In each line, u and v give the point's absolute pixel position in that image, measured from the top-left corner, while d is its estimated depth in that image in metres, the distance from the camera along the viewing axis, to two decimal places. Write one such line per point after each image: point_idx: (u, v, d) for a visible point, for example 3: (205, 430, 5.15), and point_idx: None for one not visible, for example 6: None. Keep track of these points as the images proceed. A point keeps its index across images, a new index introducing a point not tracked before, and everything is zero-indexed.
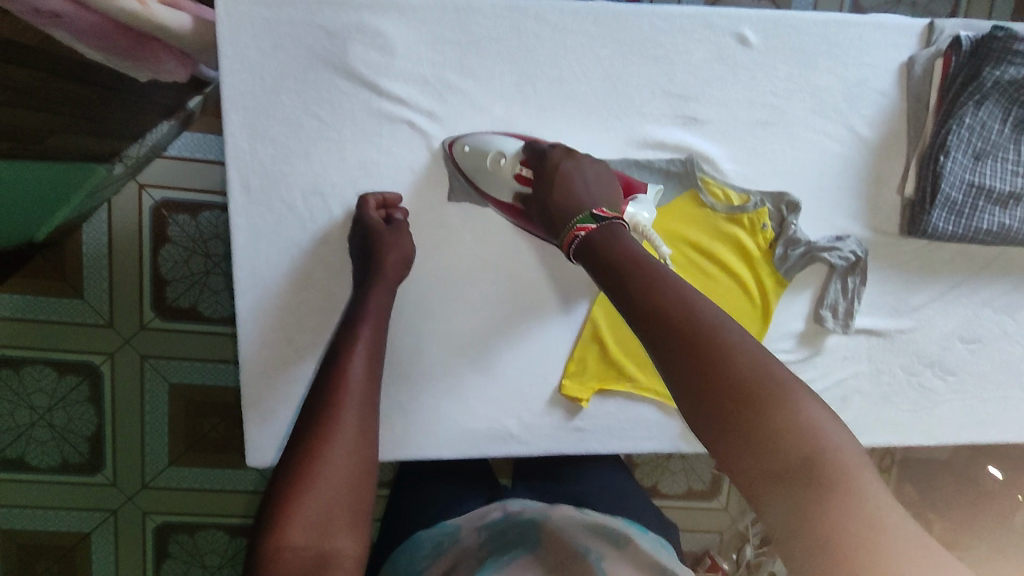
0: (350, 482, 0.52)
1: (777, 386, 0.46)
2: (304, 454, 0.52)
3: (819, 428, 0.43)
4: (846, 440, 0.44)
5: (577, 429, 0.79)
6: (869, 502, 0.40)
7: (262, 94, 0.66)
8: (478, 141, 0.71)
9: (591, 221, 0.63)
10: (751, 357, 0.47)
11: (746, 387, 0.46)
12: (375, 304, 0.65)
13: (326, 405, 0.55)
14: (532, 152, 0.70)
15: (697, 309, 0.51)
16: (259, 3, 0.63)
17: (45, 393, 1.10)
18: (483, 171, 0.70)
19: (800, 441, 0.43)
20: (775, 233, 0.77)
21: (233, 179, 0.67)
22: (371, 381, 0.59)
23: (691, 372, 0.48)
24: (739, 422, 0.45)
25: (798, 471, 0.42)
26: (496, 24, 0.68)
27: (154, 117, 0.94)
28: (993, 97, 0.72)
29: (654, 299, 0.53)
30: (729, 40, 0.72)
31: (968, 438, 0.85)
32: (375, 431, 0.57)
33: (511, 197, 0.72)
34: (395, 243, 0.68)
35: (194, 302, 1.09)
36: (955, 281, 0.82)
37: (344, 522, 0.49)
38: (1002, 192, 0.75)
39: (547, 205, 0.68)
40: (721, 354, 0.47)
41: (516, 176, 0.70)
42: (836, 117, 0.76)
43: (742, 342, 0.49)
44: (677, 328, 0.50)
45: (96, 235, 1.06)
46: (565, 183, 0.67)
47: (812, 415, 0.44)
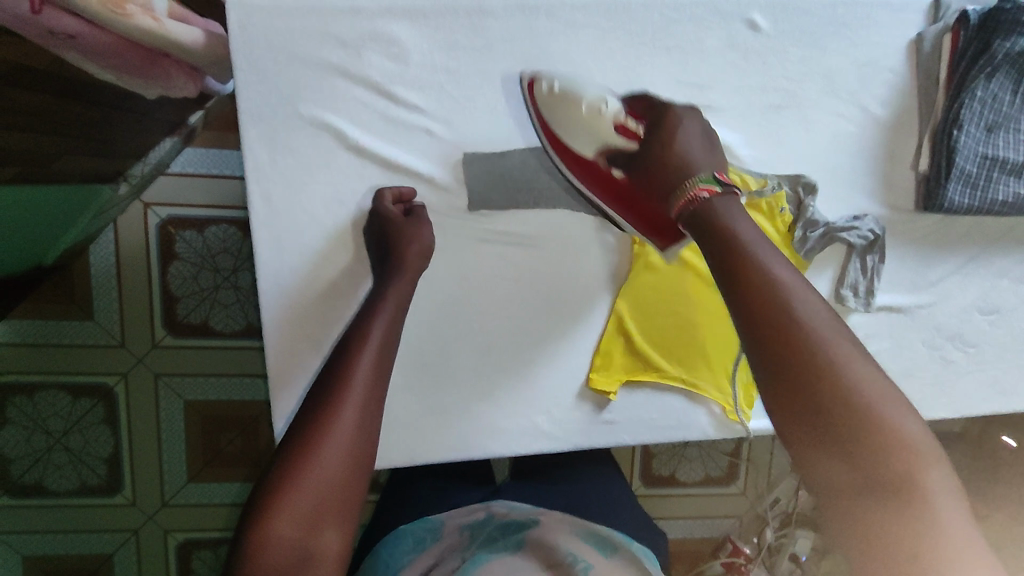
0: (341, 478, 0.50)
1: (879, 403, 0.45)
2: (302, 446, 0.50)
3: (912, 449, 0.43)
4: (939, 467, 0.43)
5: (606, 422, 0.79)
6: (951, 534, 0.40)
7: (279, 106, 0.66)
8: (578, 84, 0.70)
9: (714, 182, 0.60)
10: (855, 369, 0.46)
11: (849, 401, 0.45)
12: (394, 293, 0.64)
13: (326, 396, 0.53)
14: (638, 111, 0.71)
15: (802, 308, 0.49)
16: (272, 15, 0.63)
17: (60, 416, 1.09)
18: (574, 114, 0.69)
19: (897, 464, 0.43)
20: (793, 216, 0.77)
21: (254, 192, 0.67)
22: (378, 374, 0.57)
23: (791, 374, 0.47)
24: (839, 434, 0.44)
25: (889, 493, 0.42)
26: (509, 24, 0.69)
27: (158, 134, 0.94)
28: (1003, 69, 0.73)
29: (762, 292, 0.50)
30: (740, 27, 0.72)
31: (992, 409, 0.86)
32: (376, 423, 0.55)
33: (595, 150, 0.71)
34: (416, 234, 0.68)
35: (205, 317, 1.08)
36: (972, 254, 0.82)
37: (331, 519, 0.49)
38: (1016, 163, 0.76)
39: (654, 159, 0.66)
40: (825, 362, 0.46)
41: (615, 125, 0.70)
42: (848, 97, 0.77)
43: (849, 351, 0.47)
44: (784, 327, 0.48)
45: (104, 255, 1.05)
46: (677, 140, 0.67)
47: (909, 433, 0.44)
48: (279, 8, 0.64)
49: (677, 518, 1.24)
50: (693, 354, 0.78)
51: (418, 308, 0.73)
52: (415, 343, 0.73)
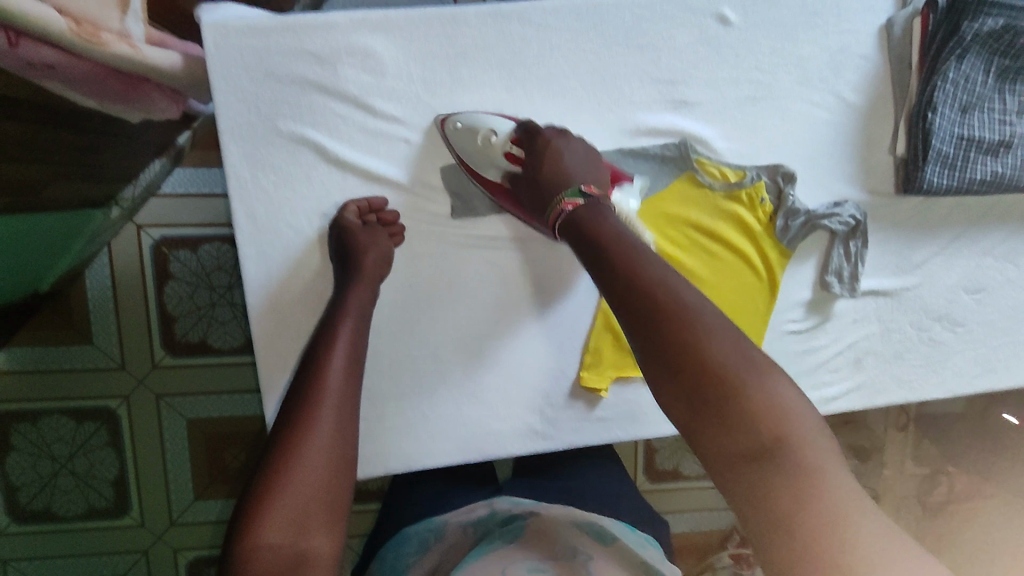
0: (325, 480, 0.50)
1: (747, 366, 0.45)
2: (280, 453, 0.51)
3: (785, 408, 0.43)
4: (809, 421, 0.43)
5: (600, 419, 0.80)
6: (824, 483, 0.40)
7: (259, 124, 0.67)
8: (472, 117, 0.70)
9: (579, 196, 0.63)
10: (726, 337, 0.46)
11: (720, 369, 0.45)
12: (354, 301, 0.65)
13: (302, 405, 0.54)
14: (523, 133, 0.70)
15: (668, 283, 0.50)
16: (246, 34, 0.64)
17: (64, 441, 1.10)
18: (471, 146, 0.70)
19: (770, 424, 0.42)
20: (774, 205, 0.78)
21: (238, 210, 0.68)
22: (351, 381, 0.58)
23: (663, 354, 0.47)
24: (712, 403, 0.44)
25: (767, 455, 0.42)
26: (481, 30, 0.69)
27: (146, 156, 0.95)
28: (974, 50, 0.73)
29: (634, 276, 0.52)
30: (711, 21, 0.73)
31: (983, 386, 0.86)
32: (353, 428, 0.55)
33: (500, 176, 0.72)
34: (372, 242, 0.68)
35: (203, 335, 1.09)
36: (955, 234, 0.83)
37: (320, 522, 0.48)
38: (992, 142, 0.77)
39: (536, 179, 0.68)
40: (691, 334, 0.47)
41: (506, 153, 0.70)
42: (822, 86, 0.78)
43: (712, 315, 0.48)
44: (654, 310, 0.49)
45: (100, 279, 1.06)
46: (555, 160, 0.68)
47: (781, 394, 0.44)
48: (256, 28, 0.64)
49: (683, 512, 1.25)
50: None
51: (409, 316, 0.74)
52: (407, 350, 0.74)
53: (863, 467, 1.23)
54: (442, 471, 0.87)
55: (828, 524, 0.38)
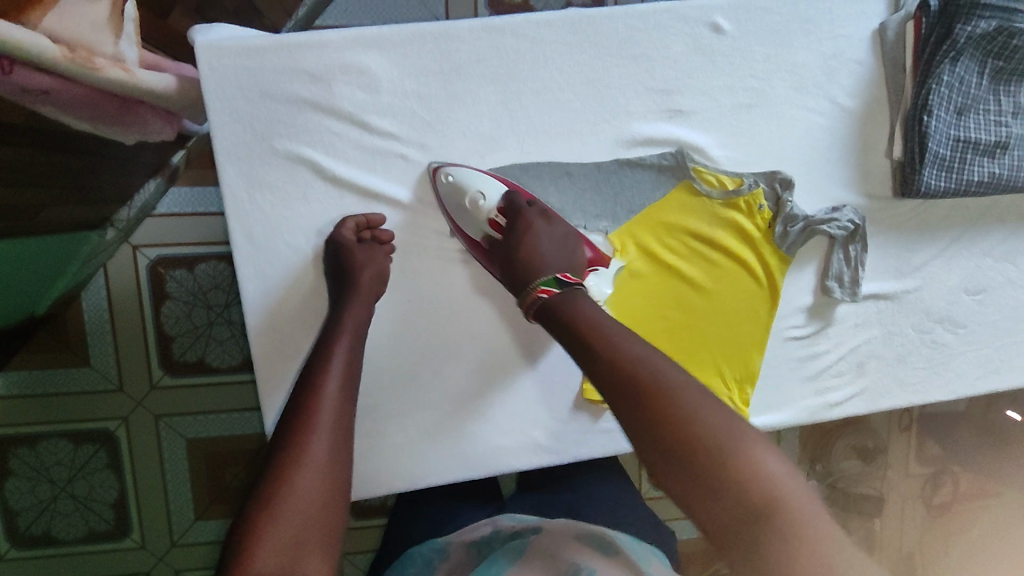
0: (320, 503, 0.50)
1: (733, 436, 0.44)
2: (274, 476, 0.50)
3: (774, 477, 0.42)
4: (801, 490, 0.42)
5: (604, 430, 0.79)
6: (822, 546, 0.39)
7: (255, 144, 0.67)
8: (465, 175, 0.70)
9: (554, 285, 0.64)
10: (707, 406, 0.46)
11: (706, 441, 0.44)
12: (351, 320, 0.64)
13: (297, 427, 0.53)
14: (510, 205, 0.71)
15: (646, 359, 0.50)
16: (240, 55, 0.64)
17: (63, 465, 1.09)
18: (458, 205, 0.71)
19: (763, 495, 0.41)
20: (772, 212, 0.78)
21: (235, 231, 0.68)
22: (345, 401, 0.57)
23: (646, 434, 0.46)
24: (700, 481, 0.43)
25: (762, 524, 0.40)
26: (475, 45, 0.69)
27: (140, 177, 0.95)
28: (967, 53, 0.74)
29: (613, 353, 0.51)
30: (704, 30, 0.73)
31: (987, 387, 0.86)
32: (349, 450, 0.55)
33: (480, 237, 0.73)
34: (369, 259, 0.68)
35: (201, 354, 1.09)
36: (954, 236, 0.83)
37: (315, 547, 0.47)
38: (988, 143, 0.77)
39: (511, 257, 0.69)
40: (674, 406, 0.46)
41: (489, 220, 0.71)
42: (817, 91, 0.78)
43: (694, 387, 0.48)
44: (636, 390, 0.48)
45: (96, 300, 1.05)
46: (534, 243, 0.69)
47: (769, 466, 0.43)
48: (250, 47, 0.64)
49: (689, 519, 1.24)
50: (689, 348, 0.78)
51: (410, 332, 0.74)
52: (408, 366, 0.74)
53: (868, 469, 1.22)
54: (446, 487, 0.86)
55: None
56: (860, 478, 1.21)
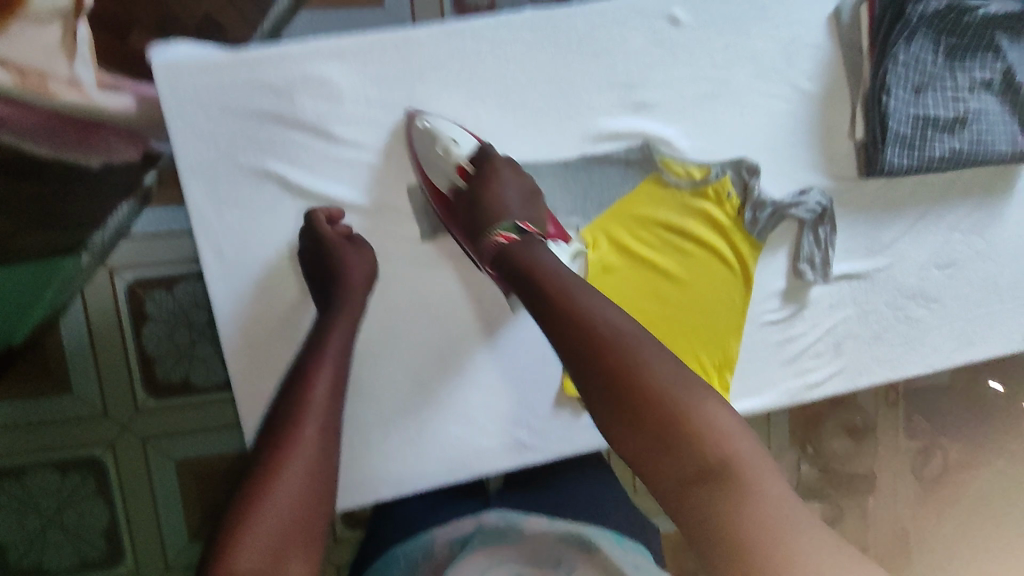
0: (304, 502, 0.50)
1: (686, 394, 0.50)
2: (260, 476, 0.50)
3: (721, 429, 0.48)
4: (746, 440, 0.48)
5: (586, 425, 0.79)
6: (764, 495, 0.45)
7: (219, 160, 0.67)
8: (440, 123, 0.69)
9: (513, 230, 0.65)
10: (662, 367, 0.51)
11: (661, 399, 0.49)
12: (345, 324, 0.64)
13: (284, 426, 0.54)
14: (480, 156, 0.70)
15: (607, 320, 0.53)
16: (200, 72, 0.65)
17: (51, 495, 1.05)
18: (429, 151, 0.70)
19: (712, 446, 0.47)
20: (741, 199, 0.79)
21: (204, 248, 0.68)
22: (334, 398, 0.57)
23: (609, 393, 0.51)
24: (663, 442, 0.48)
25: (712, 476, 0.46)
26: (436, 49, 0.70)
27: (113, 200, 0.93)
28: (921, 31, 0.75)
29: (574, 313, 0.54)
30: (663, 23, 0.74)
31: (961, 359, 0.88)
32: (336, 454, 0.54)
33: (447, 186, 0.71)
34: (360, 260, 0.68)
35: (186, 375, 1.07)
36: (921, 212, 0.84)
37: (300, 547, 0.48)
38: (947, 119, 0.78)
39: (474, 206, 0.68)
40: (634, 368, 0.50)
41: (458, 169, 0.70)
42: (778, 77, 0.79)
43: (650, 348, 0.52)
44: (598, 353, 0.52)
45: (75, 321, 0.99)
46: (498, 191, 0.68)
47: (717, 418, 0.49)
48: (210, 64, 0.65)
49: None
50: (671, 338, 0.79)
51: (387, 338, 0.74)
52: (388, 372, 0.74)
53: (860, 447, 1.23)
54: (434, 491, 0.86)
55: (775, 533, 0.42)
56: (851, 456, 1.22)
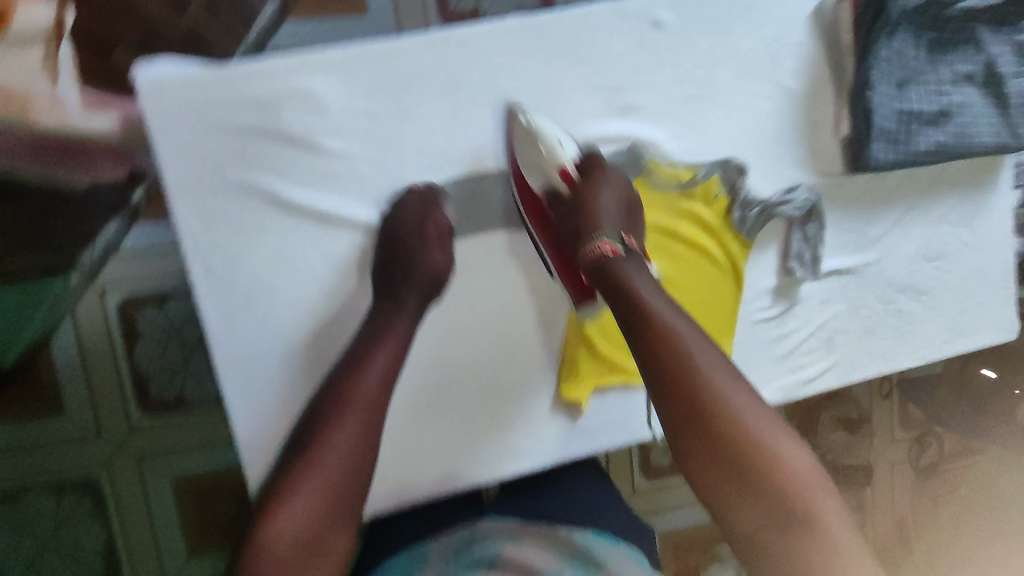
0: (328, 489, 0.61)
1: (767, 442, 0.60)
2: (302, 460, 0.63)
3: (795, 474, 0.59)
4: (816, 484, 0.59)
5: (582, 429, 0.80)
6: (830, 536, 0.57)
7: (205, 176, 0.67)
8: (542, 123, 0.73)
9: (618, 242, 0.68)
10: (749, 418, 0.60)
11: (746, 448, 0.59)
12: (401, 321, 0.69)
13: (326, 418, 0.64)
14: (584, 160, 0.74)
15: (703, 369, 0.61)
16: (184, 90, 0.65)
17: (47, 517, 1.07)
18: (531, 149, 0.73)
19: (787, 489, 0.58)
20: (728, 198, 0.79)
21: (193, 265, 0.67)
22: (381, 395, 0.66)
23: (699, 436, 0.60)
24: (744, 483, 0.59)
25: (784, 516, 0.57)
26: (420, 59, 0.70)
27: (96, 218, 0.93)
28: (903, 28, 0.77)
29: (673, 360, 0.61)
30: (647, 26, 0.75)
31: (951, 350, 0.89)
32: (367, 460, 0.64)
33: (541, 186, 0.74)
34: (429, 256, 0.71)
35: (180, 392, 1.05)
36: (908, 206, 0.85)
37: (324, 525, 0.61)
38: (931, 113, 0.79)
39: (576, 210, 0.73)
40: (723, 417, 0.60)
41: (559, 170, 0.73)
42: (762, 76, 0.79)
43: (740, 398, 0.61)
44: (692, 401, 0.60)
45: (66, 347, 1.01)
46: (594, 199, 0.71)
47: (791, 465, 0.59)
48: (193, 81, 0.65)
49: (683, 506, 1.24)
50: None
51: None
52: None
53: (855, 439, 1.24)
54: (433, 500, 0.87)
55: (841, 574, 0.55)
56: (845, 449, 1.23)
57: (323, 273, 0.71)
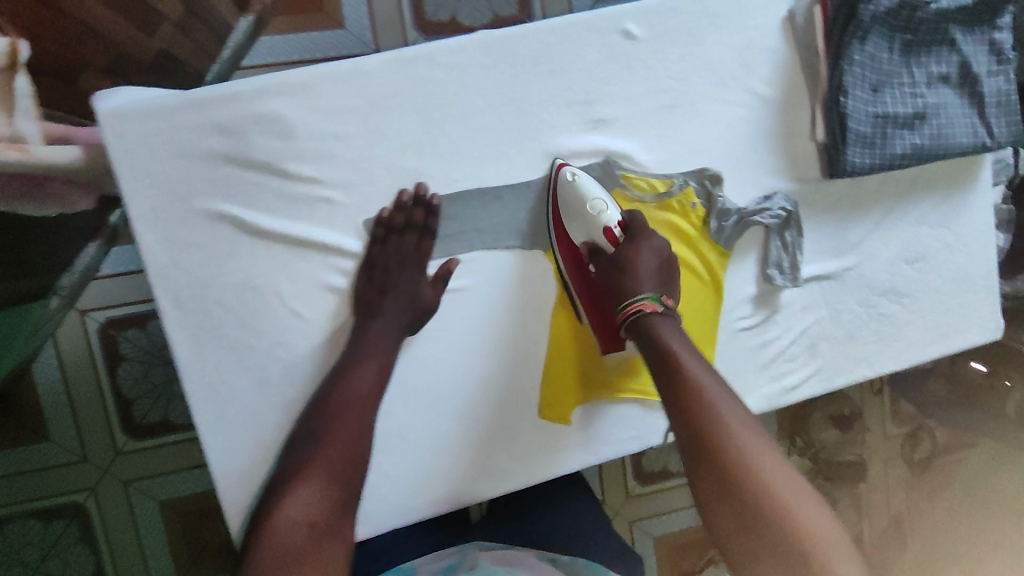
0: (331, 476, 0.64)
1: (793, 507, 0.57)
2: (307, 449, 0.66)
3: (818, 541, 0.56)
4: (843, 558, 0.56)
5: (564, 446, 0.77)
6: None
7: (172, 205, 0.66)
8: (587, 181, 0.73)
9: (659, 303, 0.69)
10: (775, 480, 0.59)
11: (767, 510, 0.57)
12: (376, 332, 0.70)
13: (324, 412, 0.67)
14: (628, 220, 0.73)
15: (729, 426, 0.61)
16: (147, 119, 0.64)
17: (34, 545, 1.05)
18: (576, 205, 0.72)
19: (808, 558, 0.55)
20: (705, 208, 0.79)
21: (162, 295, 0.67)
22: (375, 393, 0.68)
23: (721, 492, 0.59)
24: (757, 536, 0.57)
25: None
26: (388, 78, 0.69)
27: (76, 240, 0.91)
28: (875, 30, 0.76)
29: (701, 415, 0.62)
30: (617, 37, 0.74)
31: (936, 351, 0.88)
32: (364, 455, 0.67)
33: (585, 244, 0.74)
34: (409, 284, 0.71)
35: (165, 413, 1.06)
36: (887, 209, 0.84)
37: (326, 510, 0.63)
38: (907, 115, 0.78)
39: (615, 266, 0.71)
40: (747, 476, 0.59)
41: (603, 229, 0.72)
42: (736, 84, 0.78)
43: (767, 460, 0.60)
44: (715, 454, 0.60)
45: (48, 370, 1.02)
46: (634, 258, 0.71)
47: (815, 533, 0.56)
48: (155, 109, 0.64)
49: (677, 511, 1.23)
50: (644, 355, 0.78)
51: None
52: None
53: (849, 436, 1.24)
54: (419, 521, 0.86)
55: None
56: (839, 446, 1.23)
57: (292, 301, 0.70)
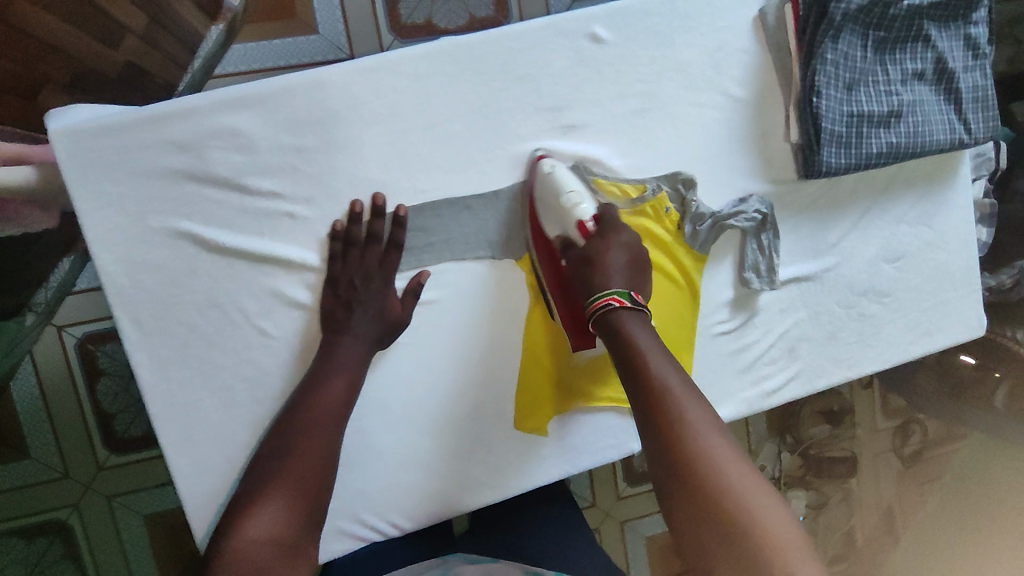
0: (297, 495, 0.62)
1: (747, 494, 0.52)
2: (272, 469, 0.64)
3: (772, 533, 0.50)
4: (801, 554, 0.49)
5: (541, 456, 0.76)
6: None
7: (131, 225, 0.65)
8: (564, 172, 0.71)
9: (627, 297, 0.67)
10: (730, 467, 0.54)
11: (717, 496, 0.52)
12: (344, 353, 0.68)
13: (289, 430, 0.65)
14: (603, 215, 0.72)
15: (683, 411, 0.58)
16: (101, 138, 0.63)
17: (19, 563, 1.04)
18: (551, 196, 0.71)
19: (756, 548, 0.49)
20: (679, 213, 0.78)
21: (122, 318, 0.66)
22: (341, 409, 0.67)
23: (671, 477, 0.55)
24: (703, 523, 0.52)
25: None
26: (350, 88, 0.68)
27: (50, 258, 0.89)
28: (847, 28, 0.74)
29: (654, 399, 0.59)
30: (585, 41, 0.73)
31: (919, 350, 0.87)
32: (329, 473, 0.64)
33: (559, 235, 0.73)
34: (375, 297, 0.70)
35: (146, 427, 1.05)
36: (865, 208, 0.83)
37: (292, 529, 0.60)
38: (882, 114, 0.77)
39: (585, 262, 0.70)
40: (699, 458, 0.54)
41: (578, 223, 0.71)
42: (708, 85, 0.77)
43: (723, 447, 0.56)
44: (666, 435, 0.56)
45: (26, 388, 1.01)
46: (603, 254, 0.69)
47: (770, 524, 0.51)
48: (110, 126, 0.63)
49: None
50: None
51: None
52: None
53: (838, 432, 1.24)
54: None
55: None
56: (828, 441, 1.23)
57: (258, 318, 0.69)
